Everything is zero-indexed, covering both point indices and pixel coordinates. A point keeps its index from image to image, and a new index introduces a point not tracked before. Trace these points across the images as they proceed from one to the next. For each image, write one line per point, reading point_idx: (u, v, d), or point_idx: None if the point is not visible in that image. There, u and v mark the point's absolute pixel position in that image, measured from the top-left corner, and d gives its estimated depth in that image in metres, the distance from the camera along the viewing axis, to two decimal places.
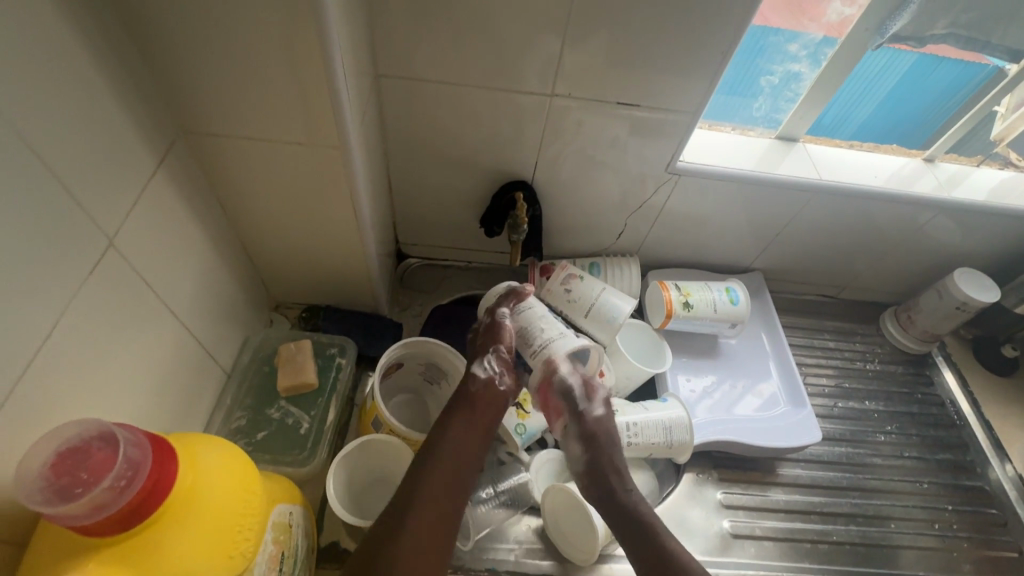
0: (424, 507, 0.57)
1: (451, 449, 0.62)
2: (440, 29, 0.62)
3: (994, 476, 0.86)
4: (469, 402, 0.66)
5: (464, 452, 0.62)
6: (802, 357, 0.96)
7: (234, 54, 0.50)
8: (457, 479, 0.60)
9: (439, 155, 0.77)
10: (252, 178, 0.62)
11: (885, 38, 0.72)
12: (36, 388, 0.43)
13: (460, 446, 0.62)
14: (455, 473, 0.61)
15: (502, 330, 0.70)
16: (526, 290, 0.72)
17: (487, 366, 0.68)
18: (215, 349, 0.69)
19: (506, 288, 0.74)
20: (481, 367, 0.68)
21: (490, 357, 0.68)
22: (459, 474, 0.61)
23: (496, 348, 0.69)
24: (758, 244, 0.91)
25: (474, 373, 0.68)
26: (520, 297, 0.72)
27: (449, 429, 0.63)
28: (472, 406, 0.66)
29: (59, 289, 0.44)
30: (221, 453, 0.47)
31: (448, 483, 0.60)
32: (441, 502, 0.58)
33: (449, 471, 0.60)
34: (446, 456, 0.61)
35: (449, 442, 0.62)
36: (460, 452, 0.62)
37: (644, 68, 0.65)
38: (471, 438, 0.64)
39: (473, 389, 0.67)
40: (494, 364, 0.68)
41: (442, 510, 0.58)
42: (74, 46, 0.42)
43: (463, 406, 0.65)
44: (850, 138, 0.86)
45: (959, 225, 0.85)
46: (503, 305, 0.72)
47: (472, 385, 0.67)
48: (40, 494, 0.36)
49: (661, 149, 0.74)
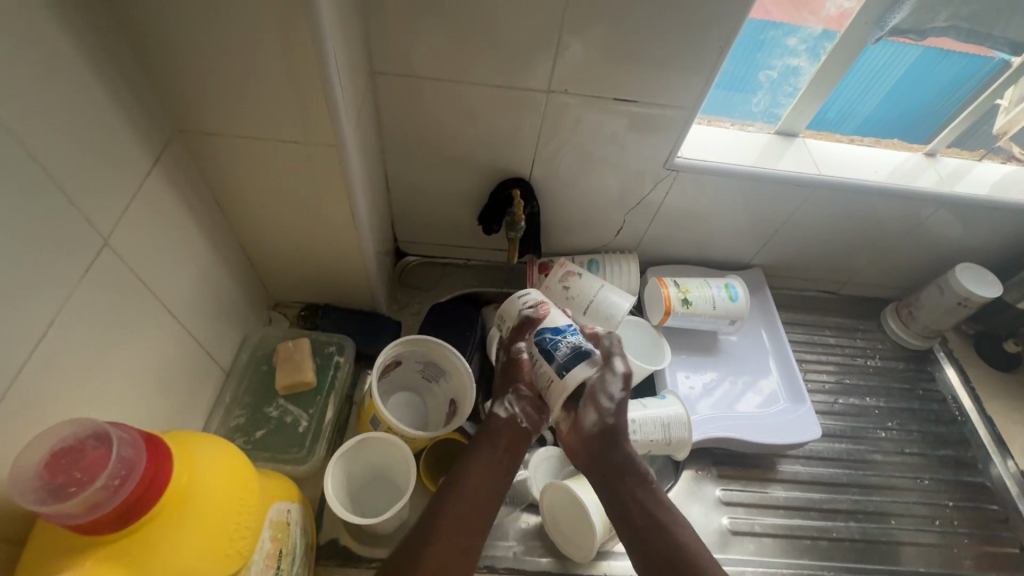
0: (444, 544, 0.57)
1: (472, 487, 0.61)
2: (435, 25, 0.61)
3: (996, 472, 0.85)
4: (488, 442, 0.65)
5: (485, 488, 0.62)
6: (802, 353, 0.95)
7: (227, 53, 0.49)
8: (479, 517, 0.60)
9: (436, 153, 0.77)
10: (248, 176, 0.62)
11: (885, 31, 0.71)
12: (32, 388, 0.43)
13: (482, 484, 0.62)
14: (472, 518, 0.60)
15: (519, 366, 0.67)
16: (542, 315, 0.66)
17: (507, 405, 0.67)
18: (213, 348, 0.69)
19: (522, 315, 0.68)
20: (501, 407, 0.67)
21: (509, 396, 0.67)
22: (478, 517, 0.60)
23: (514, 387, 0.67)
24: (758, 240, 0.91)
25: (494, 412, 0.67)
26: (536, 326, 0.66)
27: (470, 468, 0.63)
28: (494, 443, 0.65)
29: (55, 289, 0.44)
30: (218, 451, 0.47)
31: (469, 521, 0.59)
32: (458, 541, 0.58)
33: (469, 511, 0.60)
34: (466, 494, 0.61)
35: (469, 480, 0.62)
36: (481, 491, 0.62)
37: (642, 64, 0.65)
38: (492, 475, 0.63)
39: (494, 427, 0.66)
40: (514, 403, 0.67)
41: (462, 547, 0.58)
42: (67, 46, 0.42)
43: (484, 442, 0.65)
44: (851, 133, 0.86)
45: (961, 219, 0.84)
46: (519, 338, 0.67)
47: (492, 424, 0.67)
48: (35, 493, 0.36)
49: (659, 145, 0.74)
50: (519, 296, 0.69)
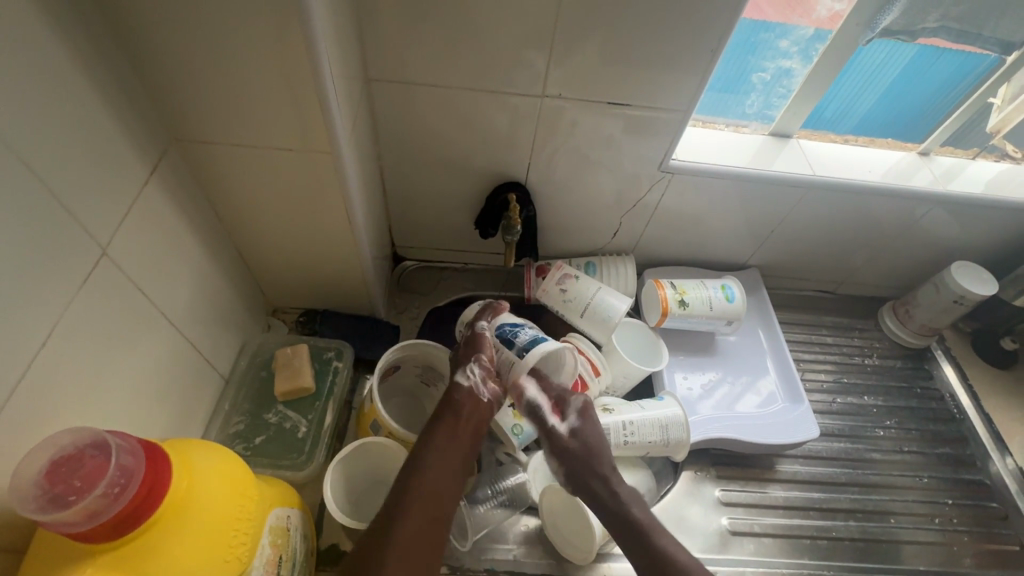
0: (414, 513, 0.57)
1: (436, 456, 0.62)
2: (430, 32, 0.62)
3: (995, 470, 0.86)
4: (452, 410, 0.65)
5: (451, 458, 0.62)
6: (800, 353, 0.96)
7: (222, 62, 0.50)
8: (446, 488, 0.60)
9: (432, 158, 0.77)
10: (244, 184, 0.63)
11: (876, 32, 0.72)
12: (33, 397, 0.43)
13: (448, 454, 0.62)
14: (440, 485, 0.60)
15: (482, 342, 0.69)
16: (503, 306, 0.74)
17: (470, 374, 0.67)
18: (212, 355, 0.70)
19: (481, 306, 0.75)
20: (463, 375, 0.67)
21: (471, 365, 0.68)
22: (445, 486, 0.61)
23: (476, 357, 0.68)
24: (754, 241, 0.91)
25: (456, 382, 0.67)
26: (497, 312, 0.73)
27: (436, 439, 0.63)
28: (457, 415, 0.65)
29: (54, 297, 0.44)
30: (216, 458, 0.47)
31: (438, 489, 0.60)
32: (428, 510, 0.58)
33: (437, 478, 0.60)
34: (432, 464, 0.61)
35: (435, 453, 0.62)
36: (446, 461, 0.62)
37: (634, 67, 0.65)
38: (455, 448, 0.63)
39: (456, 398, 0.66)
40: (477, 372, 0.67)
41: (434, 518, 0.58)
42: (63, 58, 0.42)
43: (445, 416, 0.65)
44: (846, 133, 0.86)
45: (956, 218, 0.84)
46: (482, 319, 0.72)
47: (454, 394, 0.66)
48: (35, 502, 0.37)
49: (654, 148, 0.75)
50: (477, 298, 0.77)
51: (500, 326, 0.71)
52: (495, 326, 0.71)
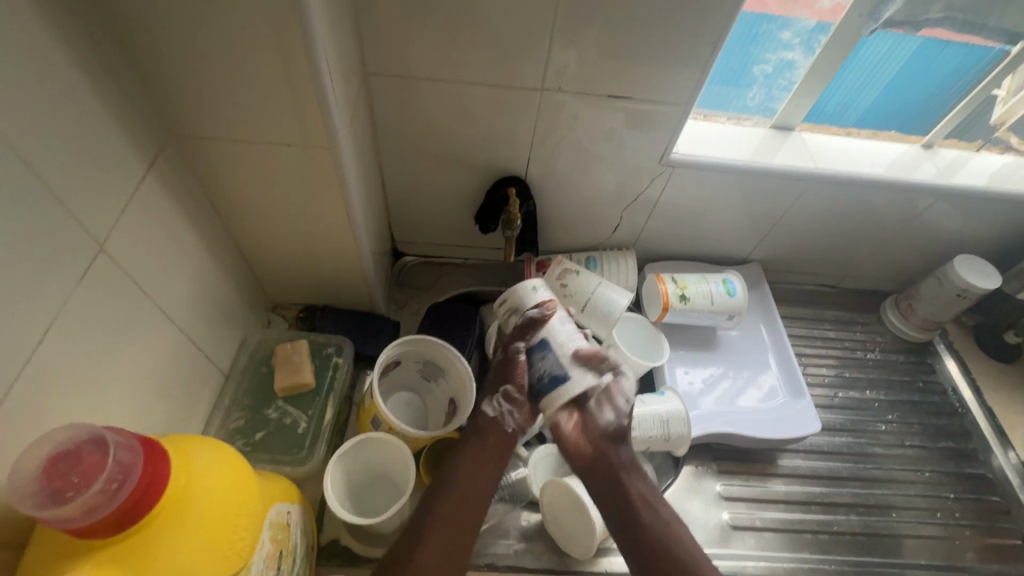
0: (435, 539, 0.59)
1: (461, 483, 0.63)
2: (428, 25, 0.61)
3: (997, 464, 0.85)
4: (480, 436, 0.67)
5: (475, 483, 0.63)
6: (802, 347, 0.95)
7: (219, 57, 0.50)
8: (469, 514, 0.62)
9: (432, 152, 0.77)
10: (242, 179, 0.63)
11: (879, 23, 0.71)
12: (32, 394, 0.43)
13: (471, 478, 0.63)
14: (463, 510, 0.61)
15: (510, 368, 0.67)
16: (547, 316, 0.65)
17: (496, 403, 0.68)
18: (212, 351, 0.70)
19: (526, 313, 0.67)
20: (489, 403, 0.68)
21: (498, 396, 0.68)
22: (468, 511, 0.62)
23: (504, 387, 0.67)
24: (755, 235, 0.91)
25: (482, 409, 0.68)
26: (536, 328, 0.65)
27: (460, 465, 0.64)
28: (483, 441, 0.66)
29: (51, 294, 0.44)
30: (215, 454, 0.47)
31: (461, 516, 0.61)
32: (450, 536, 0.59)
33: (461, 503, 0.62)
34: (456, 491, 0.62)
35: (459, 478, 0.63)
36: (472, 488, 0.63)
37: (635, 60, 0.64)
38: (481, 474, 0.64)
39: (481, 424, 0.67)
40: (503, 403, 0.68)
41: (456, 543, 0.59)
42: (58, 53, 0.42)
43: (474, 440, 0.66)
44: (849, 126, 0.85)
45: (959, 211, 0.84)
46: (518, 339, 0.66)
47: (481, 422, 0.67)
48: (33, 498, 0.37)
49: (655, 141, 0.74)
50: (525, 286, 0.68)
51: (535, 350, 0.64)
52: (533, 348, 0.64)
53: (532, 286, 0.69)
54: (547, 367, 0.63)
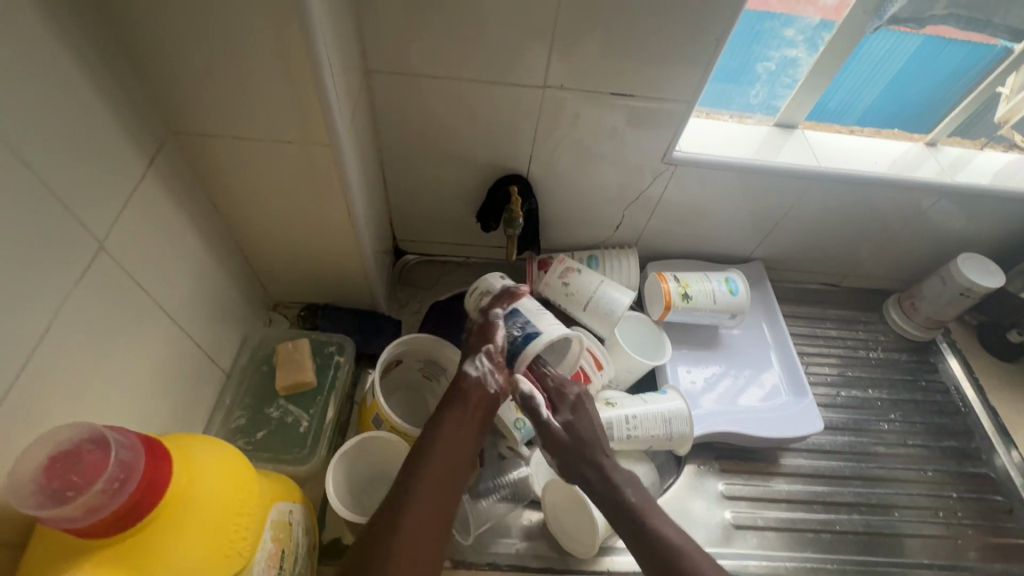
0: (417, 506, 0.56)
1: (444, 448, 0.61)
2: (430, 22, 0.61)
3: (1000, 463, 0.85)
4: (460, 399, 0.65)
5: (458, 449, 0.62)
6: (804, 346, 0.95)
7: (219, 54, 0.49)
8: (450, 482, 0.59)
9: (433, 150, 0.77)
10: (243, 177, 0.62)
11: (883, 21, 0.70)
12: (31, 393, 0.43)
13: (454, 445, 0.61)
14: (448, 474, 0.60)
15: (492, 330, 0.68)
16: (520, 291, 0.72)
17: (478, 364, 0.66)
18: (213, 350, 0.69)
19: (501, 289, 0.74)
20: (470, 365, 0.66)
21: (481, 356, 0.67)
22: (452, 475, 0.60)
23: (485, 346, 0.67)
24: (758, 234, 0.90)
25: (465, 370, 0.66)
26: (514, 297, 0.72)
27: (442, 431, 0.62)
28: (465, 405, 0.64)
29: (51, 293, 0.44)
30: (217, 453, 0.47)
31: (442, 483, 0.59)
32: (429, 506, 0.57)
33: (446, 469, 0.60)
34: (442, 455, 0.60)
35: (443, 442, 0.61)
36: (453, 453, 0.61)
37: (637, 58, 0.64)
38: (461, 440, 0.62)
39: (463, 387, 0.65)
40: (484, 363, 0.66)
41: (440, 510, 0.57)
42: (56, 49, 0.42)
43: (456, 404, 0.64)
44: (852, 124, 0.85)
45: (963, 209, 0.84)
46: (495, 305, 0.71)
47: (464, 382, 0.65)
48: (33, 498, 0.37)
49: (657, 139, 0.74)
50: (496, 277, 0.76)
51: (508, 316, 0.70)
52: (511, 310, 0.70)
53: (499, 276, 0.77)
54: (520, 326, 0.68)
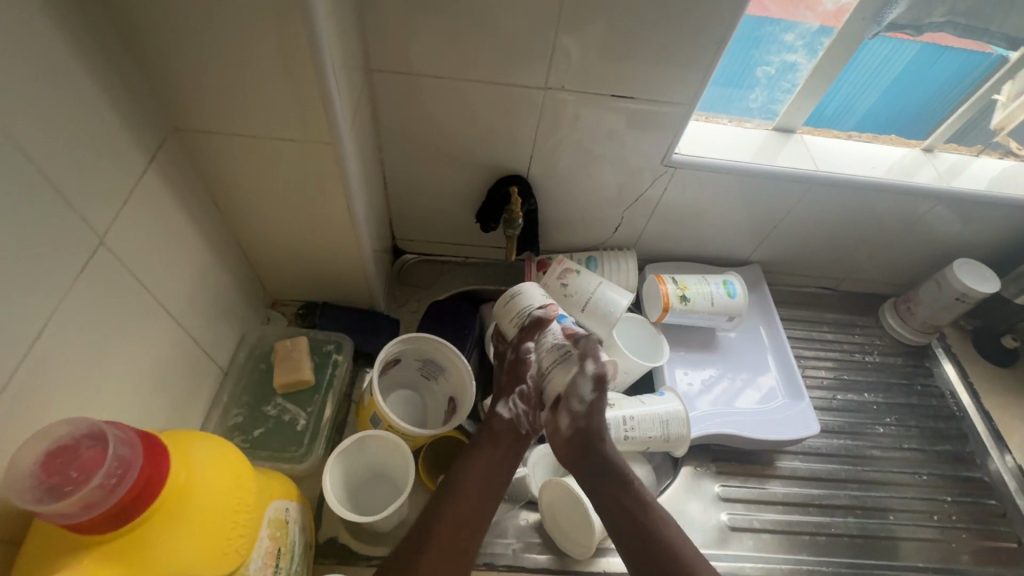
0: (443, 540, 0.60)
1: (472, 484, 0.64)
2: (432, 23, 0.61)
3: (994, 468, 0.86)
4: (490, 436, 0.69)
5: (484, 485, 0.65)
6: (800, 350, 0.95)
7: (221, 50, 0.49)
8: (477, 514, 0.63)
9: (434, 150, 0.77)
10: (244, 175, 0.62)
11: (881, 27, 0.71)
12: (30, 387, 0.43)
13: (483, 481, 0.65)
14: (475, 510, 0.63)
15: (525, 370, 0.71)
16: (549, 318, 0.69)
17: (511, 406, 0.71)
18: (211, 347, 0.69)
19: (531, 316, 0.70)
20: (504, 406, 0.71)
21: (513, 397, 0.72)
22: (478, 511, 0.63)
23: (519, 388, 0.72)
24: (755, 237, 0.91)
25: (498, 412, 0.71)
26: (542, 329, 0.70)
27: (471, 468, 0.65)
28: (495, 443, 0.68)
29: (50, 287, 0.44)
30: (216, 449, 0.47)
31: (468, 520, 0.62)
32: (453, 540, 0.60)
33: (468, 506, 0.63)
34: (467, 492, 0.64)
35: (470, 479, 0.64)
36: (479, 490, 0.64)
37: (638, 60, 0.64)
38: (490, 474, 0.66)
39: (495, 426, 0.70)
40: (518, 403, 0.72)
41: (462, 546, 0.60)
42: (59, 42, 0.42)
43: (484, 440, 0.68)
44: (849, 129, 0.85)
45: (959, 215, 0.84)
46: (528, 339, 0.70)
47: (495, 424, 0.70)
48: (31, 492, 0.36)
49: (657, 142, 0.74)
50: (522, 297, 0.71)
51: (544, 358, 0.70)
52: (546, 346, 0.70)
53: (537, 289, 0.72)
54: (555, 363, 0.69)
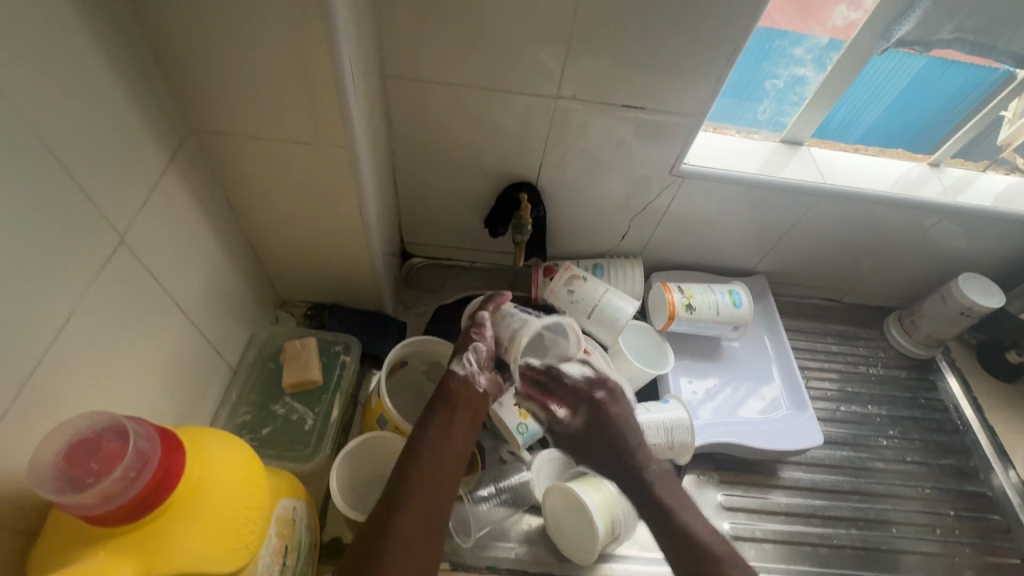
0: (414, 507, 0.56)
1: (436, 448, 0.61)
2: (447, 30, 0.62)
3: (997, 483, 0.86)
4: (449, 398, 0.65)
5: (451, 452, 0.61)
6: (804, 360, 0.96)
7: (242, 54, 0.50)
8: (444, 476, 0.60)
9: (444, 155, 0.78)
10: (259, 176, 0.63)
11: (890, 43, 0.72)
12: (49, 380, 0.44)
13: (447, 446, 0.62)
14: (440, 473, 0.59)
15: (481, 332, 0.71)
16: (505, 295, 0.75)
17: (466, 363, 0.68)
18: (222, 345, 0.70)
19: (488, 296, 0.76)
20: (459, 364, 0.68)
21: (469, 354, 0.69)
22: (444, 474, 0.60)
23: (474, 345, 0.69)
24: (762, 248, 0.92)
25: (454, 370, 0.68)
26: (499, 303, 0.74)
27: (432, 431, 0.62)
28: (453, 402, 0.65)
29: (73, 282, 0.45)
30: (228, 445, 0.48)
31: (434, 484, 0.58)
32: (424, 504, 0.57)
33: (434, 471, 0.59)
34: (429, 458, 0.60)
35: (432, 443, 0.61)
36: (444, 453, 0.61)
37: (649, 71, 0.65)
38: (449, 438, 0.62)
39: (452, 386, 0.66)
40: (473, 362, 0.68)
41: (433, 508, 0.57)
42: (87, 44, 0.43)
43: (442, 402, 0.65)
44: (856, 141, 0.86)
45: (965, 230, 0.85)
46: (483, 309, 0.73)
47: (453, 382, 0.66)
48: (53, 483, 0.37)
49: (666, 152, 0.75)
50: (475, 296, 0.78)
51: (501, 326, 0.73)
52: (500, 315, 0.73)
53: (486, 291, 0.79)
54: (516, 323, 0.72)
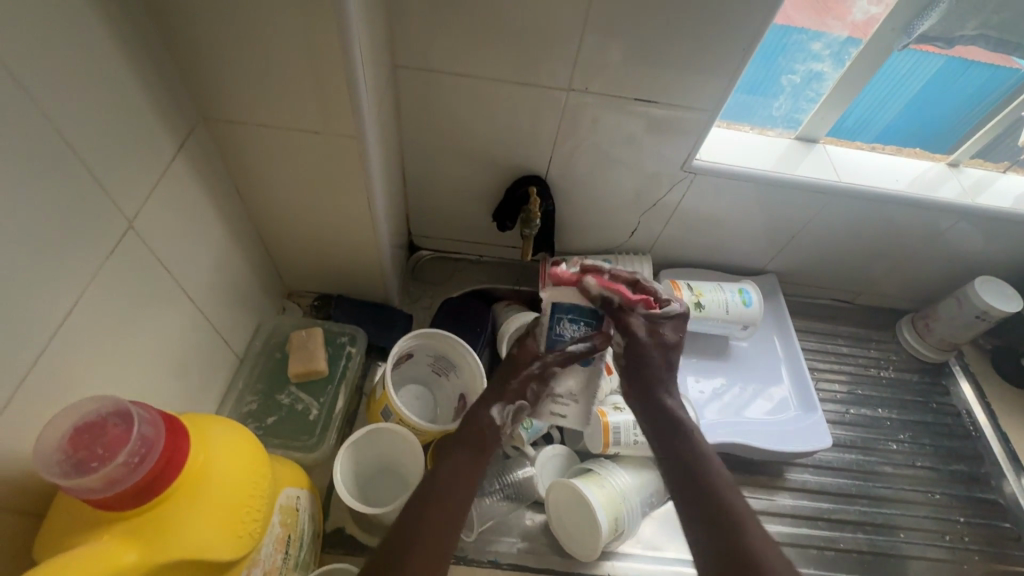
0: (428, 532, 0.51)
1: (457, 476, 0.56)
2: (459, 20, 0.61)
3: (1009, 489, 0.84)
4: (480, 441, 0.61)
5: (472, 481, 0.57)
6: (814, 361, 0.95)
7: (252, 41, 0.50)
8: (461, 507, 0.54)
9: (454, 147, 0.77)
10: (268, 165, 0.63)
11: (911, 39, 0.70)
12: (55, 365, 0.44)
13: (471, 476, 0.57)
14: (461, 504, 0.55)
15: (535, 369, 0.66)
16: None
17: (504, 412, 0.64)
18: (228, 334, 0.70)
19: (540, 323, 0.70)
20: (497, 410, 0.63)
21: (511, 405, 0.64)
22: (464, 504, 0.55)
23: (521, 400, 0.65)
24: (773, 247, 0.90)
25: (490, 414, 0.63)
26: None
27: (455, 458, 0.58)
28: (484, 445, 0.61)
29: (81, 267, 0.45)
30: (233, 434, 0.48)
31: (454, 514, 0.53)
32: (440, 533, 0.51)
33: (453, 500, 0.54)
34: (450, 484, 0.55)
35: (454, 470, 0.57)
36: (467, 484, 0.56)
37: (663, 65, 0.64)
38: (477, 470, 0.58)
39: (484, 430, 0.62)
40: (511, 412, 0.64)
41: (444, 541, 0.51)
42: (98, 28, 0.43)
43: (472, 444, 0.60)
44: (872, 140, 0.84)
45: (983, 232, 0.83)
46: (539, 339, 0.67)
47: (487, 427, 0.62)
48: (59, 466, 0.38)
49: (679, 148, 0.74)
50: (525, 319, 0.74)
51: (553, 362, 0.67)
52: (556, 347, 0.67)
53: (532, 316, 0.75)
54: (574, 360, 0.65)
